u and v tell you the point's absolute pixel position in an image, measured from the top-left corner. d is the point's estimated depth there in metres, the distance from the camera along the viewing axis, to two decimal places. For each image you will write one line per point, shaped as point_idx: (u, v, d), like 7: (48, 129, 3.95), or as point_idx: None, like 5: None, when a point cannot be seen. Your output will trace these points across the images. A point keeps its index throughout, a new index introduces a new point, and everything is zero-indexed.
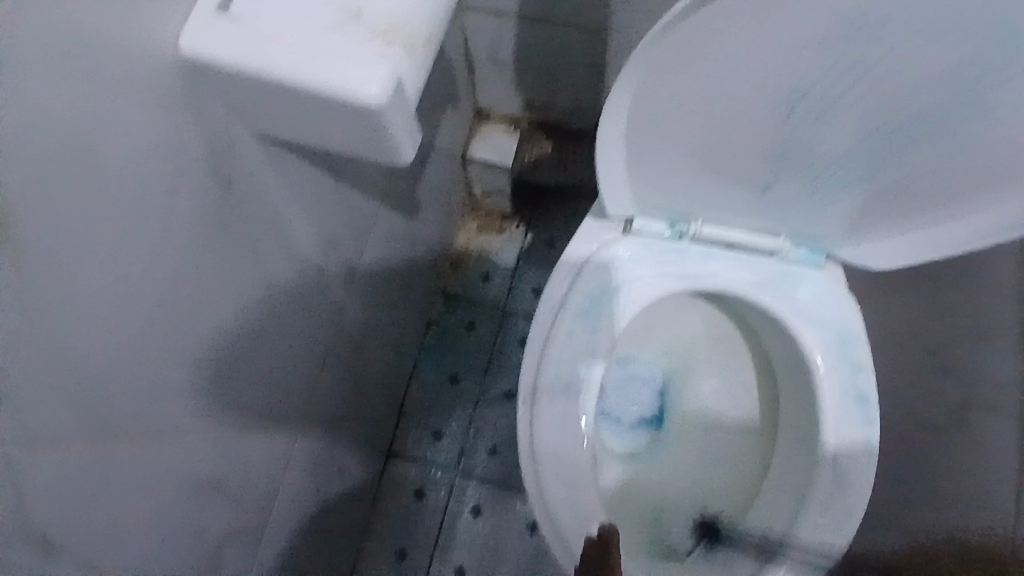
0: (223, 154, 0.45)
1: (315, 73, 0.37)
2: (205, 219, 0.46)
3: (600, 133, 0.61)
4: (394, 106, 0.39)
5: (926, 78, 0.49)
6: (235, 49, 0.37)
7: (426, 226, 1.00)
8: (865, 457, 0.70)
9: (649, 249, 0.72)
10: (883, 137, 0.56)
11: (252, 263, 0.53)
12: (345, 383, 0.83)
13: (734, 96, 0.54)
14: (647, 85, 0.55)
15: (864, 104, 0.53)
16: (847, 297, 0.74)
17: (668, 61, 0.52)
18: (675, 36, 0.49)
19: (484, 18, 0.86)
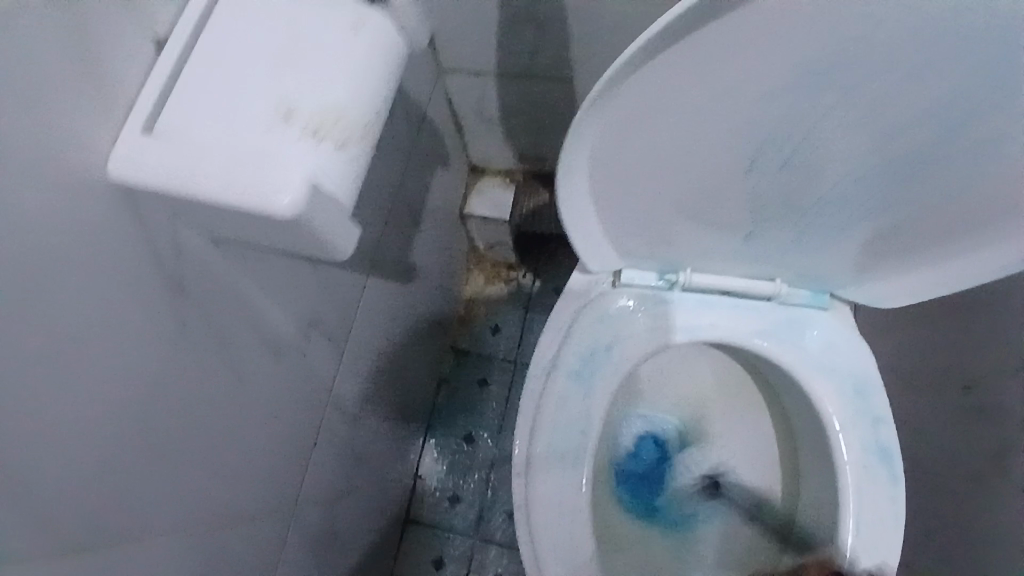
0: (175, 262, 0.42)
1: (224, 183, 0.34)
2: (169, 325, 0.43)
3: (560, 179, 0.58)
4: (317, 210, 0.35)
5: (906, 111, 0.46)
6: (160, 174, 0.34)
7: (426, 286, 1.00)
8: (891, 516, 0.65)
9: (640, 301, 0.70)
10: (869, 178, 0.53)
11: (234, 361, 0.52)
12: (348, 454, 0.82)
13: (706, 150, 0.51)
14: (612, 131, 0.52)
15: (842, 147, 0.50)
16: (861, 341, 0.70)
17: (631, 104, 0.49)
18: (635, 80, 0.47)
19: (466, 81, 0.86)
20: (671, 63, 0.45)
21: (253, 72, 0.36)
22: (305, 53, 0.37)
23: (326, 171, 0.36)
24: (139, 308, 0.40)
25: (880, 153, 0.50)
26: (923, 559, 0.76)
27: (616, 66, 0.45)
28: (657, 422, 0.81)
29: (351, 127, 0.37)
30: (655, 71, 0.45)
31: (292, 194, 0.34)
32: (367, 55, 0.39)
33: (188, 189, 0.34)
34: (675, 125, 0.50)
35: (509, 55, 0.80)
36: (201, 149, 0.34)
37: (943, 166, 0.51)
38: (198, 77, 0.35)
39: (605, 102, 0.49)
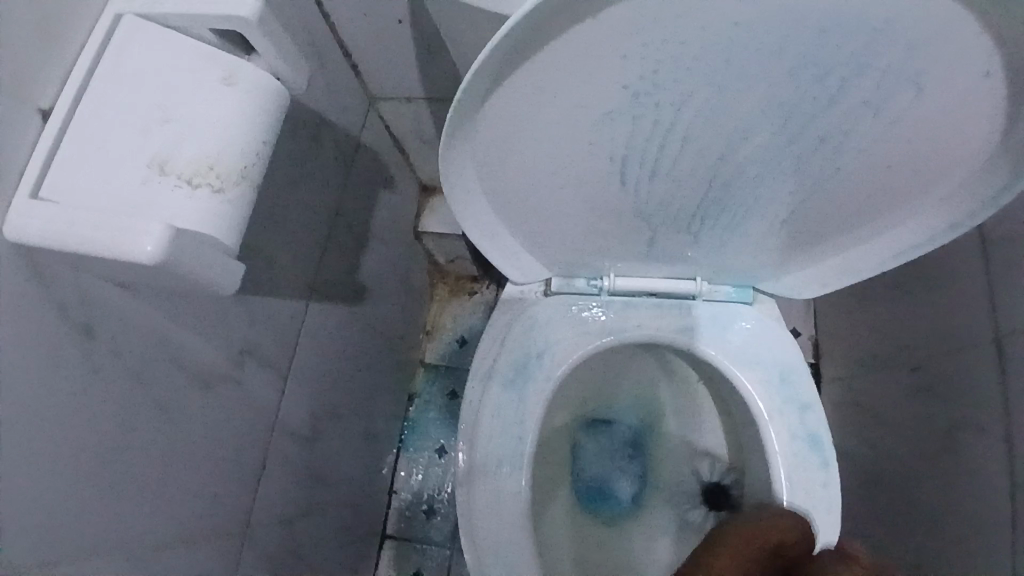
0: (83, 310, 0.45)
1: (97, 236, 0.36)
2: (81, 377, 0.46)
3: (451, 196, 0.55)
4: (182, 253, 0.38)
5: (773, 136, 0.47)
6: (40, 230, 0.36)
7: (382, 306, 1.03)
8: (824, 500, 0.68)
9: (569, 307, 0.72)
10: (755, 192, 0.54)
11: (162, 402, 0.54)
12: (305, 474, 0.84)
13: (593, 178, 0.52)
14: (486, 155, 0.50)
15: (722, 168, 0.51)
16: (784, 330, 0.72)
17: (495, 128, 0.46)
18: (489, 105, 0.44)
19: (400, 107, 0.89)
20: (520, 86, 0.42)
21: (131, 131, 0.39)
22: (179, 107, 0.41)
23: (192, 212, 0.40)
24: (48, 361, 0.43)
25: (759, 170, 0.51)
26: None
27: (460, 96, 0.42)
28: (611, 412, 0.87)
29: (227, 172, 0.41)
30: (505, 94, 0.43)
31: (153, 239, 0.37)
32: (239, 103, 0.43)
33: (65, 246, 0.36)
34: (550, 143, 0.48)
35: (436, 81, 0.82)
36: (79, 207, 0.37)
37: (821, 178, 0.52)
38: (77, 141, 0.38)
39: (467, 128, 0.46)
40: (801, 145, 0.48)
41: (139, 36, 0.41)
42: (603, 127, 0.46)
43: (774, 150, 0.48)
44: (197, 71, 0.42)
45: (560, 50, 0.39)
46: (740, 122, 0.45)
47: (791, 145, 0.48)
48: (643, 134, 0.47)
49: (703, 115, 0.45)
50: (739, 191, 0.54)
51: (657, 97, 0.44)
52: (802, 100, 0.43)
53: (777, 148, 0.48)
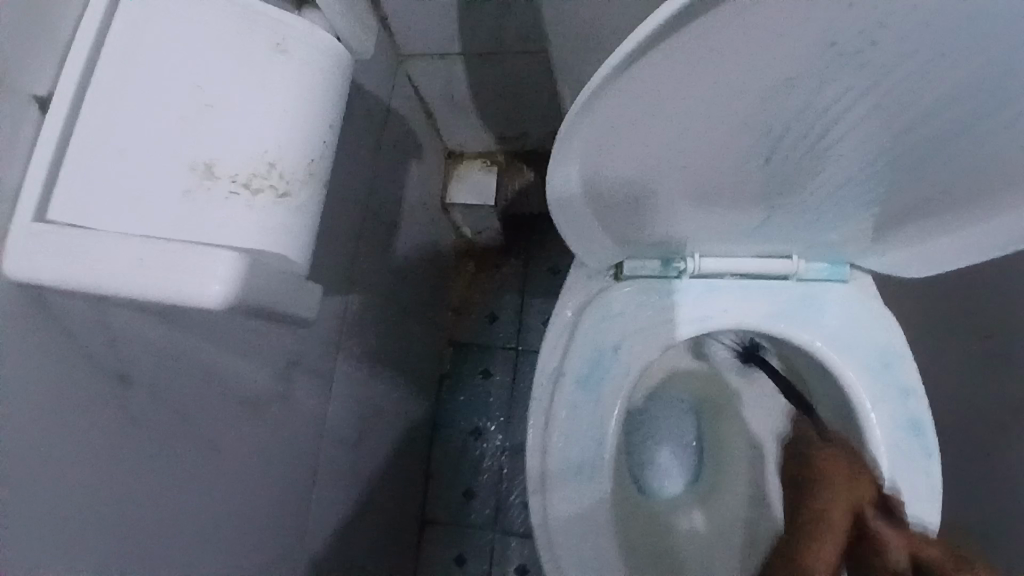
0: (109, 352, 0.37)
1: (138, 276, 0.27)
2: (114, 427, 0.38)
3: (546, 185, 0.48)
4: (259, 288, 0.29)
5: (940, 102, 0.38)
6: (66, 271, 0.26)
7: (413, 286, 0.94)
8: (925, 493, 0.61)
9: (646, 292, 0.65)
10: (893, 168, 0.46)
11: (203, 435, 0.47)
12: (346, 475, 0.78)
13: (714, 152, 0.43)
14: (606, 137, 0.42)
15: (865, 137, 0.42)
16: (884, 311, 0.65)
17: (631, 104, 0.38)
18: (631, 80, 0.36)
19: (429, 65, 0.78)
20: (681, 57, 0.33)
21: (156, 121, 0.29)
22: (219, 87, 0.31)
23: (257, 225, 0.30)
24: (73, 415, 0.35)
25: (909, 143, 0.42)
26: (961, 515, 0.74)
27: (607, 69, 0.34)
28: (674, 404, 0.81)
29: (289, 172, 0.32)
30: (652, 71, 0.35)
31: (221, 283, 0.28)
32: (296, 77, 0.33)
33: (92, 286, 0.27)
34: (681, 122, 0.40)
35: (474, 32, 0.71)
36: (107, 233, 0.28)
37: (982, 148, 0.43)
38: (90, 142, 0.28)
39: (596, 106, 0.38)
40: (979, 105, 0.38)
41: None
42: (743, 90, 0.37)
43: (944, 111, 0.39)
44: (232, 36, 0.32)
45: (738, 21, 0.31)
46: (919, 79, 0.36)
47: (968, 105, 0.38)
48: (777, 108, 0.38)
49: (870, 83, 0.36)
50: (881, 161, 0.45)
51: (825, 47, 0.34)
52: (1006, 48, 0.34)
53: (949, 109, 0.39)
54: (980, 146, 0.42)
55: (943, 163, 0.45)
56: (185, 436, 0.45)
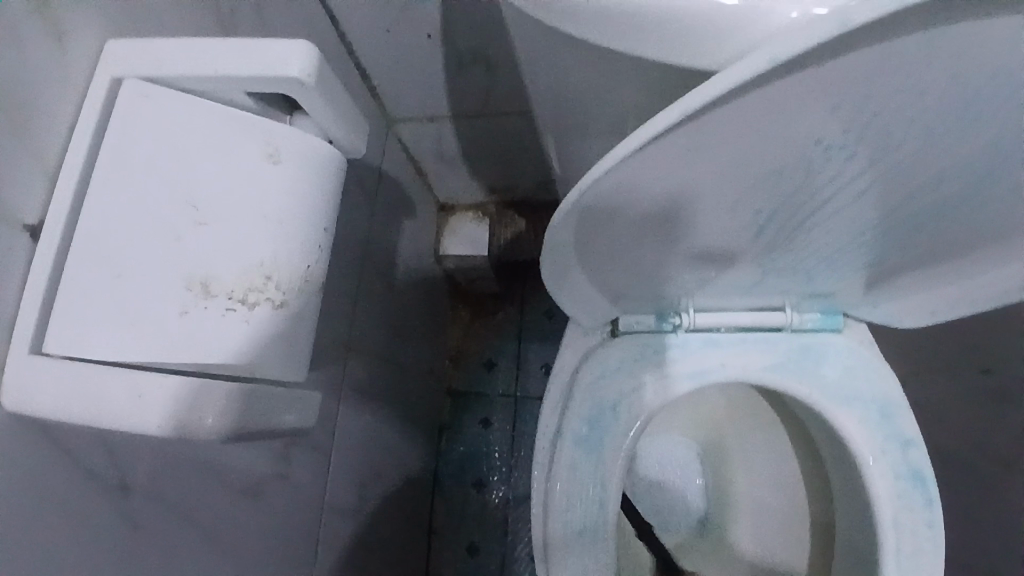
0: (109, 465, 0.36)
1: (133, 406, 0.27)
2: (116, 536, 0.37)
3: (543, 254, 0.49)
4: (257, 409, 0.30)
5: (928, 178, 0.39)
6: (71, 401, 0.26)
7: (410, 341, 0.94)
8: (931, 543, 0.60)
9: (642, 348, 0.65)
10: (880, 233, 0.46)
11: (205, 528, 0.45)
12: (347, 543, 0.76)
13: (706, 224, 0.44)
14: (600, 216, 0.42)
15: (856, 209, 0.42)
16: (879, 360, 0.65)
17: (622, 190, 0.39)
18: (623, 174, 0.36)
19: (420, 128, 0.80)
20: (669, 151, 0.34)
21: (149, 240, 0.29)
22: (213, 202, 0.31)
23: (250, 342, 0.30)
24: (75, 535, 0.34)
25: (897, 212, 0.43)
26: (973, 557, 0.73)
27: (600, 168, 0.35)
28: (677, 446, 0.82)
29: (285, 281, 0.32)
30: (642, 165, 0.36)
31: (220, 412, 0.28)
32: (291, 185, 0.33)
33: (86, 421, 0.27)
34: (669, 199, 0.40)
35: (464, 97, 0.73)
36: (97, 361, 0.27)
37: (969, 216, 0.44)
38: (86, 267, 0.28)
39: (592, 193, 0.38)
40: (965, 183, 0.39)
41: (149, 110, 0.31)
42: (736, 171, 0.37)
43: (932, 189, 0.40)
44: (224, 149, 0.32)
45: (727, 122, 0.32)
46: (911, 160, 0.36)
47: (956, 182, 0.39)
48: (767, 185, 0.39)
49: (857, 165, 0.37)
50: (871, 229, 0.46)
51: (821, 137, 0.34)
52: (991, 134, 0.34)
53: (936, 187, 0.39)
54: (967, 215, 0.43)
55: (932, 230, 0.46)
56: (188, 534, 0.44)
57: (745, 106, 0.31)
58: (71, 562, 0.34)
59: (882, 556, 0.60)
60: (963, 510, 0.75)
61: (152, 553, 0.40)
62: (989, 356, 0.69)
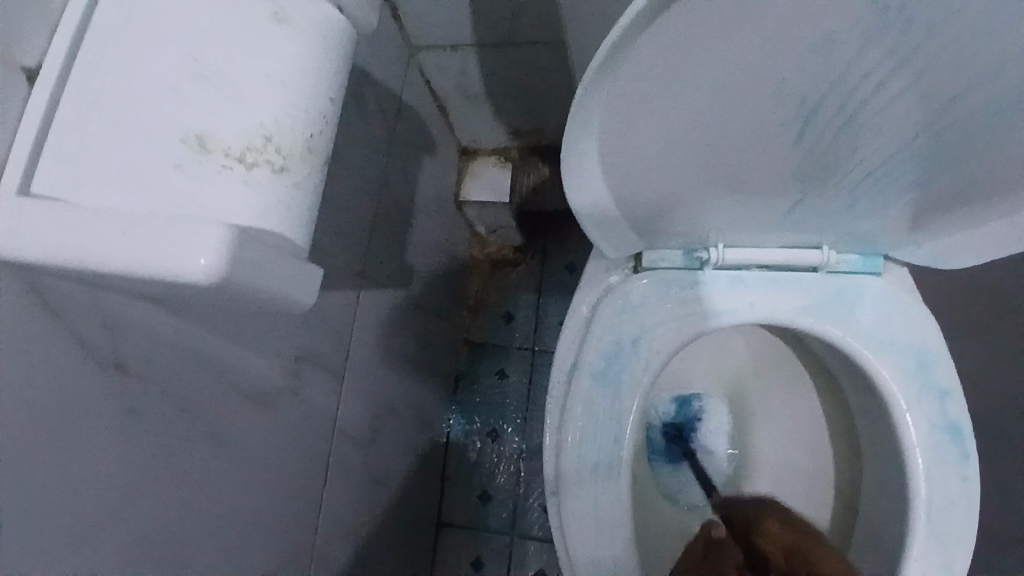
0: (113, 341, 0.35)
1: (122, 251, 0.25)
2: (116, 415, 0.36)
3: (567, 169, 0.47)
4: (258, 269, 0.28)
5: (998, 66, 0.35)
6: (61, 245, 0.25)
7: (427, 283, 0.93)
8: (962, 498, 0.57)
9: (667, 284, 0.62)
10: (931, 145, 0.42)
11: (212, 427, 0.45)
12: (360, 475, 0.76)
13: (742, 128, 0.41)
14: (618, 108, 0.40)
15: (907, 112, 0.39)
16: (921, 307, 0.61)
17: (647, 75, 0.36)
18: (651, 40, 0.34)
19: (443, 58, 0.77)
20: (690, 23, 0.32)
21: (143, 90, 0.28)
22: (214, 57, 0.29)
23: (250, 200, 0.28)
24: (71, 403, 0.33)
25: (952, 115, 0.39)
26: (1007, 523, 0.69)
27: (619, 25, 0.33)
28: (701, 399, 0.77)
29: (287, 146, 0.30)
30: (671, 34, 0.33)
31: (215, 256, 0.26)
32: (296, 47, 0.31)
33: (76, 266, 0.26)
34: (700, 90, 0.37)
35: (490, 22, 0.70)
36: (85, 208, 0.26)
37: None
38: (79, 116, 0.27)
39: (612, 74, 0.37)
40: None
41: None
42: (780, 49, 0.34)
43: (993, 81, 0.36)
44: (223, 3, 0.30)
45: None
46: (977, 38, 0.33)
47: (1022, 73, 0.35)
48: (812, 72, 0.36)
49: (911, 46, 0.34)
50: (920, 140, 0.42)
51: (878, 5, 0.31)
52: None
53: (997, 79, 0.36)
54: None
55: (990, 142, 0.42)
56: (194, 429, 0.43)
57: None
58: (70, 430, 0.33)
59: (913, 509, 0.57)
60: (998, 473, 0.71)
61: (157, 441, 0.40)
62: None
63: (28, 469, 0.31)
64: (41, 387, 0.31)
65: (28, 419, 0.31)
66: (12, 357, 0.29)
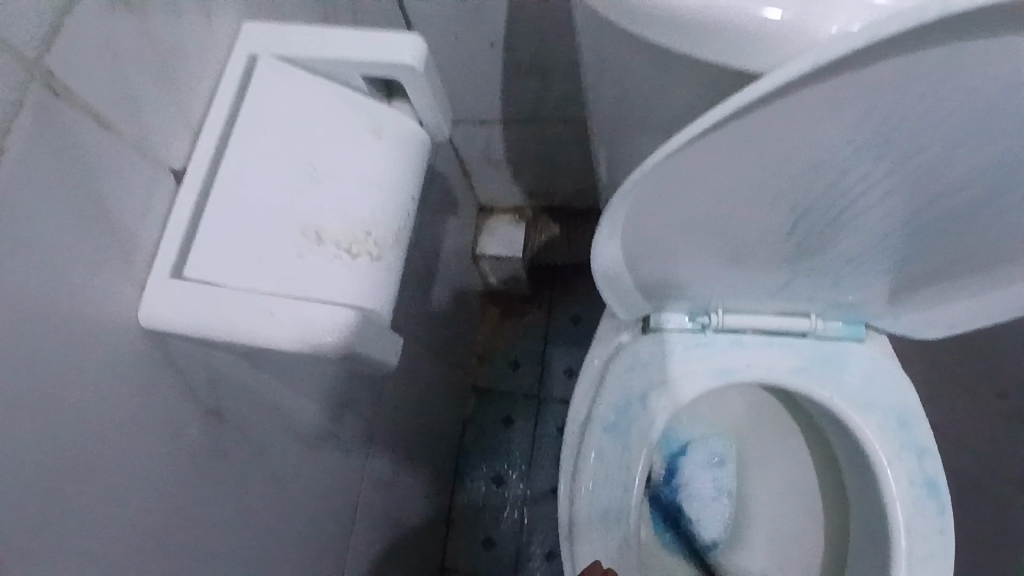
0: (210, 392, 0.41)
1: (263, 323, 0.32)
2: (203, 459, 0.41)
3: (593, 254, 0.54)
4: (364, 338, 0.34)
5: (951, 180, 0.43)
6: (211, 319, 0.32)
7: (444, 332, 0.99)
8: (941, 548, 0.62)
9: (673, 344, 0.68)
10: (903, 237, 0.50)
11: (270, 467, 0.50)
12: (379, 515, 0.80)
13: (744, 220, 0.49)
14: (641, 207, 0.47)
15: (881, 212, 0.47)
16: (898, 370, 0.68)
17: (669, 183, 0.44)
18: (674, 162, 0.41)
19: (471, 130, 0.86)
20: (709, 150, 0.40)
21: (275, 193, 0.35)
22: (328, 165, 0.37)
23: (357, 283, 0.36)
24: (174, 448, 0.39)
25: (920, 216, 0.47)
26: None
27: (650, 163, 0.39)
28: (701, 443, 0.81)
29: (381, 237, 0.37)
30: (692, 159, 0.40)
31: (337, 330, 0.33)
32: (391, 156, 0.39)
33: (217, 335, 0.32)
34: (712, 192, 0.45)
35: (517, 103, 0.79)
36: (228, 288, 0.33)
37: (988, 227, 0.48)
38: (222, 212, 0.33)
39: (640, 186, 0.43)
40: (983, 190, 0.43)
41: (278, 86, 0.37)
42: (777, 164, 0.41)
43: (949, 193, 0.44)
44: (337, 123, 0.38)
45: (767, 126, 0.37)
46: (935, 162, 0.41)
47: (974, 188, 0.43)
48: (804, 180, 0.43)
49: (883, 166, 0.41)
50: (895, 233, 0.50)
51: (857, 136, 0.39)
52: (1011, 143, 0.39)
53: (953, 192, 0.44)
54: (985, 225, 0.47)
55: (952, 237, 0.49)
56: (257, 467, 0.48)
57: (791, 107, 0.36)
58: (169, 473, 0.38)
59: (896, 558, 0.63)
60: (976, 527, 0.77)
61: (228, 481, 0.45)
62: (1007, 380, 0.72)
63: (140, 508, 0.36)
64: (153, 436, 0.37)
65: (144, 460, 0.36)
66: (138, 409, 0.35)
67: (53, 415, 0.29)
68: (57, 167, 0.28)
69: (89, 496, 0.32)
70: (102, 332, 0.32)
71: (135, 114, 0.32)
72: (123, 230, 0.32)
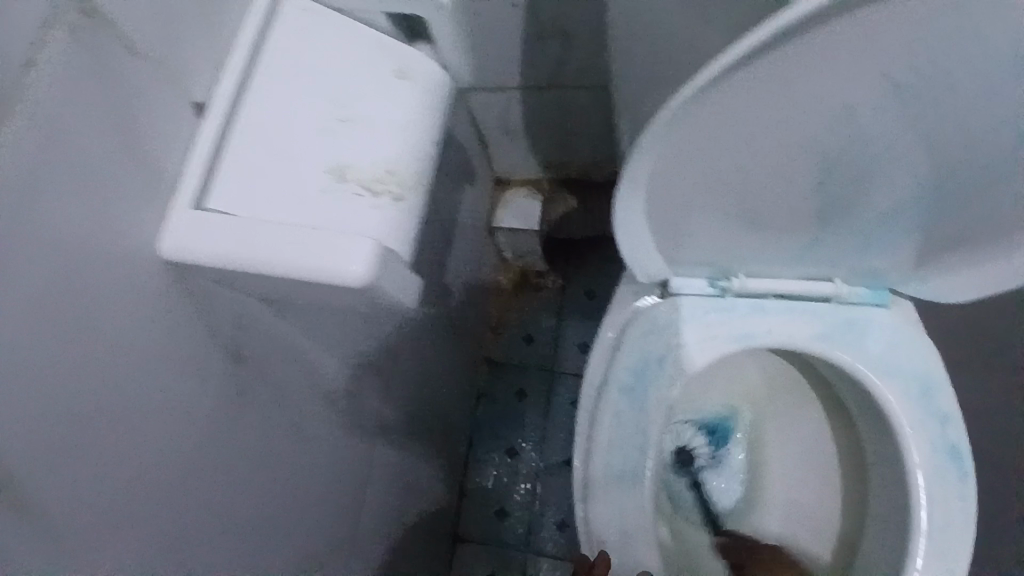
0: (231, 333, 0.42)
1: (288, 254, 0.33)
2: (221, 400, 0.42)
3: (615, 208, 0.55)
4: (385, 274, 0.34)
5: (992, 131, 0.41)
6: (236, 250, 0.33)
7: (460, 302, 0.99)
8: (961, 515, 0.61)
9: (693, 309, 0.68)
10: (935, 195, 0.49)
11: (287, 418, 0.51)
12: (395, 478, 0.81)
13: (770, 175, 0.48)
14: (668, 154, 0.46)
15: (915, 166, 0.45)
16: (923, 337, 0.66)
17: (696, 126, 0.43)
18: (703, 100, 0.40)
19: (489, 96, 0.84)
20: (739, 88, 0.39)
21: (300, 132, 0.36)
22: (352, 106, 0.37)
23: (380, 223, 0.36)
24: (195, 384, 0.39)
25: (953, 171, 0.46)
26: None
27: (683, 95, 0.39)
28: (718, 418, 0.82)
29: (405, 179, 0.37)
30: (722, 97, 0.40)
31: (362, 263, 0.33)
32: (414, 99, 0.39)
33: (240, 264, 0.33)
34: (740, 140, 0.44)
35: (537, 68, 0.78)
36: (253, 220, 0.33)
37: None
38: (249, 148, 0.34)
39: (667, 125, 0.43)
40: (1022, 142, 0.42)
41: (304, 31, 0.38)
42: (809, 108, 0.40)
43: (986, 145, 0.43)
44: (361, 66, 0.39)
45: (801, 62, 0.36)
46: (974, 107, 0.39)
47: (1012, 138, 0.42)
48: (837, 129, 0.42)
49: (919, 113, 0.40)
50: (926, 191, 0.48)
51: (894, 78, 0.37)
52: None
53: (990, 143, 0.42)
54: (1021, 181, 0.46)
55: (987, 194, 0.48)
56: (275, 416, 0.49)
57: (828, 39, 0.34)
58: (190, 410, 0.39)
59: (914, 524, 0.62)
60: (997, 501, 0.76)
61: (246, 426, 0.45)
62: None
63: (161, 440, 0.37)
64: (174, 369, 0.37)
65: (166, 394, 0.36)
66: (160, 340, 0.35)
67: (77, 334, 0.29)
68: (83, 85, 0.28)
69: (111, 424, 0.32)
70: (126, 260, 0.32)
71: (162, 42, 0.32)
72: (149, 159, 0.32)
